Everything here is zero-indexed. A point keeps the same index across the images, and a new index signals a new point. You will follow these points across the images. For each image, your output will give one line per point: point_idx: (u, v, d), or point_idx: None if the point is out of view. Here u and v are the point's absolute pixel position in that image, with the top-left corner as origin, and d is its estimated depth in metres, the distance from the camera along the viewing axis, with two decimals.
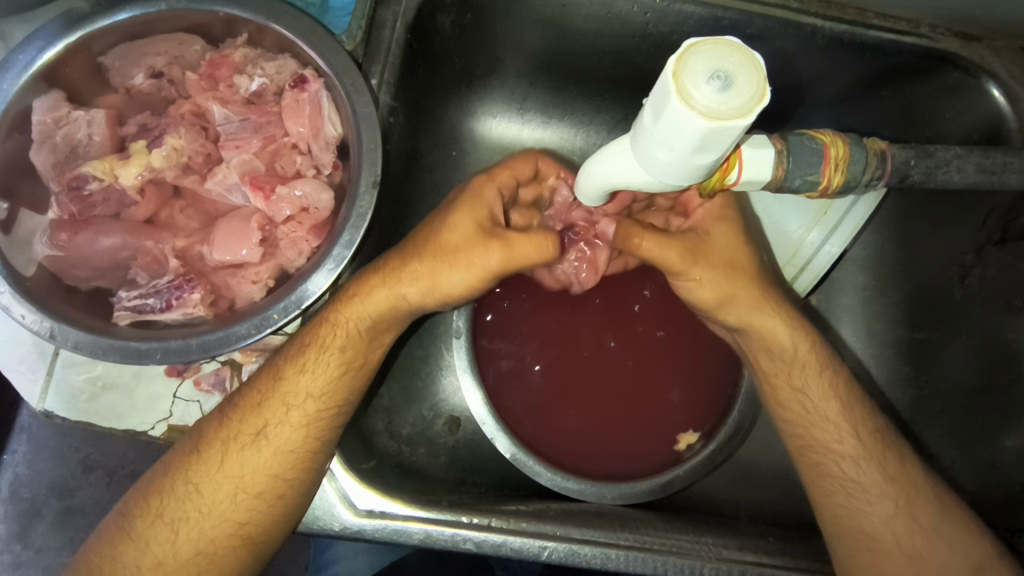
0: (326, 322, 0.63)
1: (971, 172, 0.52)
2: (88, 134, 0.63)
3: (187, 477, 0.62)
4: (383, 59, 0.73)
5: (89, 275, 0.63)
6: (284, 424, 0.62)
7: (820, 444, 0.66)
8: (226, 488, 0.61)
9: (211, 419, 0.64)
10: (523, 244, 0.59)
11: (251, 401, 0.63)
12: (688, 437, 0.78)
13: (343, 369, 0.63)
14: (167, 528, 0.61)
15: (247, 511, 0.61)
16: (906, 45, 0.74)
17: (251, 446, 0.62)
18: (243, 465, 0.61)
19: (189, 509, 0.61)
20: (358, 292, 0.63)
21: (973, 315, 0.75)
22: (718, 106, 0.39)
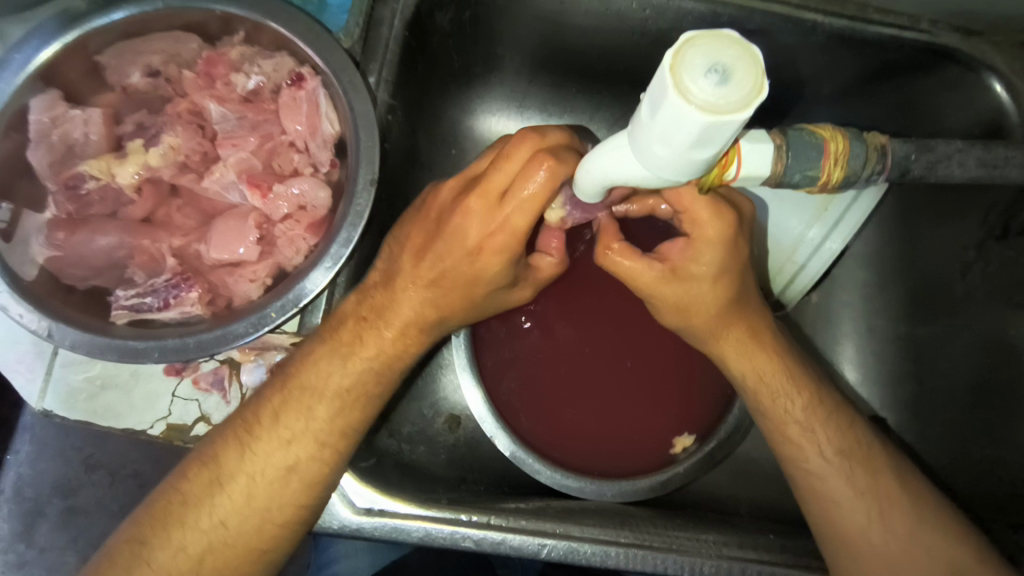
0: (355, 354, 0.62)
1: (972, 166, 0.52)
2: (85, 133, 0.63)
3: (211, 510, 0.59)
4: (381, 57, 0.73)
5: (85, 274, 0.62)
6: (314, 458, 0.60)
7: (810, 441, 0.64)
8: (252, 518, 0.60)
9: (231, 451, 0.60)
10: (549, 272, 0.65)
11: (279, 435, 0.60)
12: (683, 440, 0.78)
13: (371, 394, 0.63)
14: (190, 561, 0.58)
15: (273, 538, 0.60)
16: (906, 41, 0.74)
17: (281, 480, 0.60)
18: (271, 498, 0.60)
19: (213, 541, 0.59)
20: (387, 321, 0.62)
21: (976, 309, 0.75)
22: (716, 100, 0.38)
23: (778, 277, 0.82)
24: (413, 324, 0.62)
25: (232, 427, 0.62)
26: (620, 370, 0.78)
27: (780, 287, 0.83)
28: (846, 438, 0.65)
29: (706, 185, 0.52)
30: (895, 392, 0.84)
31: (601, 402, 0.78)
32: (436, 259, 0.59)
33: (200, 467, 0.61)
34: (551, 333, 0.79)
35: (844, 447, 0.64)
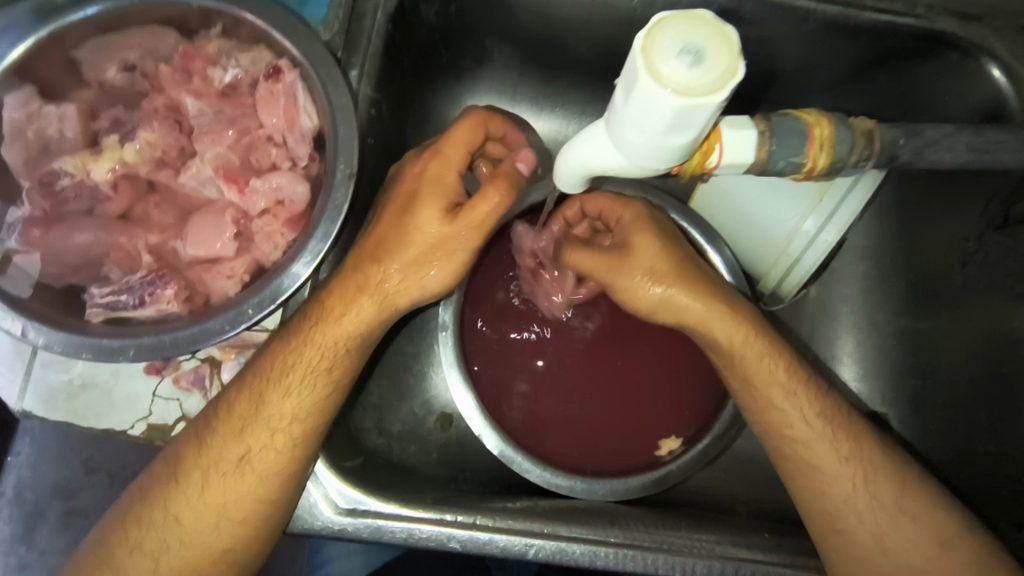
0: (307, 338, 0.60)
1: (963, 151, 0.50)
2: (60, 129, 0.62)
3: (166, 506, 0.60)
4: (364, 50, 0.71)
5: (61, 272, 0.62)
6: (265, 448, 0.60)
7: (798, 433, 0.64)
8: (207, 514, 0.60)
9: (186, 446, 0.61)
10: (483, 206, 0.58)
11: (231, 425, 0.61)
12: (669, 442, 0.76)
13: (326, 382, 0.62)
14: (148, 557, 0.60)
15: (232, 536, 0.61)
16: (902, 27, 0.71)
17: (233, 473, 0.60)
18: (225, 491, 0.60)
19: (169, 538, 0.60)
20: (339, 306, 0.60)
21: (974, 300, 0.73)
22: (689, 82, 0.37)
23: (773, 271, 0.82)
24: (364, 297, 0.60)
25: (193, 422, 0.63)
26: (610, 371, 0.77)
27: (776, 280, 0.82)
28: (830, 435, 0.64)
29: (688, 175, 0.51)
30: (896, 387, 0.82)
31: (592, 405, 0.77)
32: (377, 237, 0.61)
33: (162, 464, 0.62)
34: (536, 335, 0.78)
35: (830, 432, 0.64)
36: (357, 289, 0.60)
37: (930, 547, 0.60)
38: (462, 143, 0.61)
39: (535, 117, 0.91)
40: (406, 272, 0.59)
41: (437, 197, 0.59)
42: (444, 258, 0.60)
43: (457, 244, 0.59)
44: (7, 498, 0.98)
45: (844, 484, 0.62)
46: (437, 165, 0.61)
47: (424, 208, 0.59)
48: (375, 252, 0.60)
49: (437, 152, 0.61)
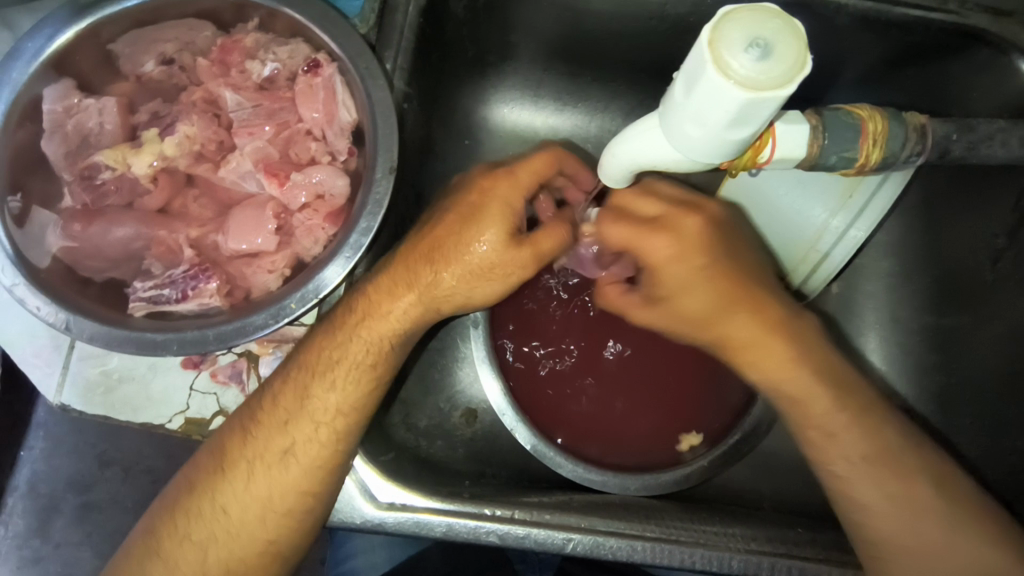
0: (353, 333, 0.61)
1: (1016, 145, 0.50)
2: (100, 122, 0.62)
3: (213, 497, 0.60)
4: (397, 44, 0.71)
5: (103, 266, 0.62)
6: (310, 440, 0.60)
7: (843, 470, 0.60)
8: (253, 506, 0.60)
9: (233, 437, 0.61)
10: (546, 239, 0.61)
11: (276, 417, 0.61)
12: (690, 439, 0.76)
13: (370, 377, 0.61)
14: (195, 548, 0.59)
15: (278, 529, 0.60)
16: (934, 22, 0.70)
17: (278, 465, 0.60)
18: (270, 484, 0.60)
19: (217, 530, 0.59)
20: (386, 299, 0.61)
21: (1003, 299, 0.72)
22: (757, 76, 0.37)
23: (800, 266, 0.81)
24: (412, 292, 0.61)
25: (239, 415, 0.62)
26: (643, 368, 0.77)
27: (803, 276, 0.81)
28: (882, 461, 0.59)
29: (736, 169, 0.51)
30: (920, 384, 0.81)
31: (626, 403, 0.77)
32: (431, 235, 0.61)
33: (209, 456, 0.62)
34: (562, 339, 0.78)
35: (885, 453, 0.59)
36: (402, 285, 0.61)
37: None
38: (534, 179, 0.62)
39: (557, 113, 0.91)
40: (461, 279, 0.60)
41: (503, 215, 0.60)
42: (497, 273, 0.60)
43: (514, 266, 0.60)
44: (21, 491, 0.99)
45: (883, 503, 0.59)
46: (506, 186, 0.61)
47: (484, 219, 0.59)
48: (427, 255, 0.61)
49: (507, 174, 0.61)
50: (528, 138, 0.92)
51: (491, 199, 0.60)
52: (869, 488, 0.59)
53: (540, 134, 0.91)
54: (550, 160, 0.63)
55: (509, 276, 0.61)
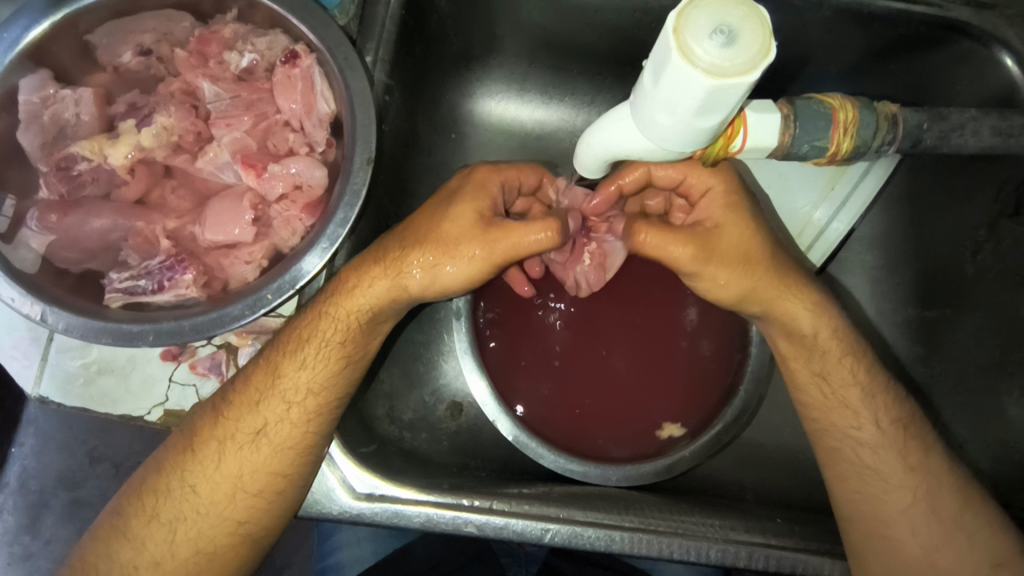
0: (323, 313, 0.62)
1: (987, 135, 0.50)
2: (76, 113, 0.62)
3: (184, 476, 0.61)
4: (378, 36, 0.71)
5: (79, 257, 0.62)
6: (281, 420, 0.62)
7: (865, 436, 0.65)
8: (225, 486, 0.61)
9: (205, 420, 0.63)
10: (523, 231, 0.59)
11: (248, 400, 0.62)
12: (673, 429, 0.77)
13: (339, 355, 0.62)
14: (165, 528, 0.61)
15: (246, 509, 0.61)
16: (915, 15, 0.69)
17: (251, 445, 0.62)
18: (242, 463, 0.61)
19: (187, 509, 0.61)
20: (354, 279, 0.62)
21: (985, 291, 0.72)
22: (722, 62, 0.37)
23: None
24: (381, 272, 0.62)
25: (215, 397, 0.64)
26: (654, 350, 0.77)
27: None
28: (892, 434, 0.65)
29: (710, 158, 0.51)
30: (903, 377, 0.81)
31: (628, 382, 0.77)
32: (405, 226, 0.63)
33: (180, 437, 0.63)
34: (543, 327, 0.78)
35: (893, 440, 0.65)
36: (378, 271, 0.62)
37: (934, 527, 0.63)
38: (516, 178, 0.65)
39: (543, 106, 0.91)
40: (427, 270, 0.60)
41: (477, 200, 0.61)
42: (463, 253, 0.59)
43: (475, 246, 0.59)
44: (11, 488, 0.98)
45: (875, 458, 0.65)
46: (485, 170, 0.63)
47: (463, 205, 0.61)
48: (405, 244, 0.62)
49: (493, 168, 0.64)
50: (513, 132, 0.92)
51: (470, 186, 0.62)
52: (867, 443, 0.65)
53: (526, 127, 0.91)
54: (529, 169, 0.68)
55: (475, 259, 0.59)
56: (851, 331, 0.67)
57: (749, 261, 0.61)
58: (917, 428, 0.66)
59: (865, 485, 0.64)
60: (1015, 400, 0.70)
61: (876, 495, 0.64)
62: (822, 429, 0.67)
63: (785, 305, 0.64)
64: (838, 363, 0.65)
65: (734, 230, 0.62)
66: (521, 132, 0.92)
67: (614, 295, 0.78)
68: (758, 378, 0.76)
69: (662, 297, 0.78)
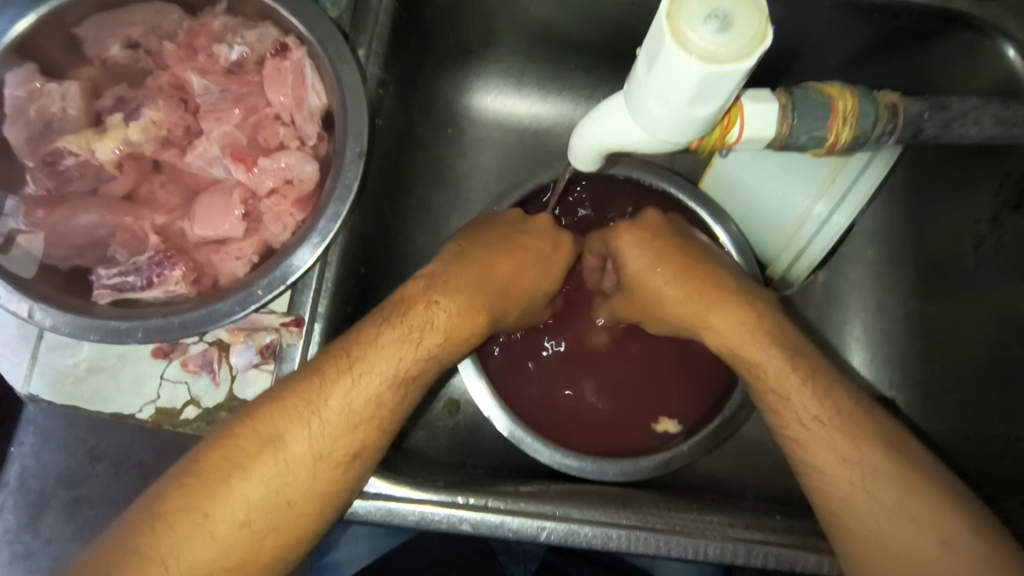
0: (409, 335, 0.59)
1: (988, 124, 0.49)
2: (63, 107, 0.61)
3: (271, 493, 0.54)
4: (371, 29, 0.70)
5: (67, 253, 0.61)
6: (380, 445, 0.58)
7: (798, 432, 0.58)
8: (309, 501, 0.55)
9: (293, 429, 0.55)
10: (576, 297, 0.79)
11: (346, 419, 0.56)
12: (667, 425, 0.76)
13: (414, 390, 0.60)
14: (238, 527, 0.53)
15: (319, 523, 0.56)
16: (917, 5, 0.68)
17: (343, 465, 0.56)
18: (329, 482, 0.56)
19: (264, 527, 0.54)
20: (438, 295, 0.61)
21: (987, 284, 0.71)
22: (717, 49, 0.36)
23: (783, 253, 0.80)
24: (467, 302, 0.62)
25: (294, 401, 0.56)
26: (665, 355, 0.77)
27: (786, 262, 0.80)
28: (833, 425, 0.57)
29: (706, 150, 0.50)
30: (904, 371, 0.80)
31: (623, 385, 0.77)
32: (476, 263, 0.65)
33: (252, 437, 0.55)
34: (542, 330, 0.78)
35: (846, 421, 0.58)
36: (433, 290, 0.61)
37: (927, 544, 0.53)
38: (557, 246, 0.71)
39: (541, 101, 0.90)
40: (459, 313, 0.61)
41: (553, 277, 0.70)
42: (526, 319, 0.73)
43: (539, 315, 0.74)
44: (10, 487, 0.95)
45: (829, 459, 0.57)
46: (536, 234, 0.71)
47: (543, 278, 0.69)
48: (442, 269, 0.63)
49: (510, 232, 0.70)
50: (511, 127, 0.91)
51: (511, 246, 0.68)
52: (840, 448, 0.56)
53: (524, 122, 0.90)
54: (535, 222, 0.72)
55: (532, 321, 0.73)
56: None
57: (654, 309, 0.68)
58: (855, 403, 0.59)
59: (821, 478, 0.57)
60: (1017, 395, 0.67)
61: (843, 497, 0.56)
62: (773, 419, 0.60)
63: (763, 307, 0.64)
64: (762, 355, 0.61)
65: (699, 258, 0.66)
66: (520, 127, 0.91)
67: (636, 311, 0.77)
68: None
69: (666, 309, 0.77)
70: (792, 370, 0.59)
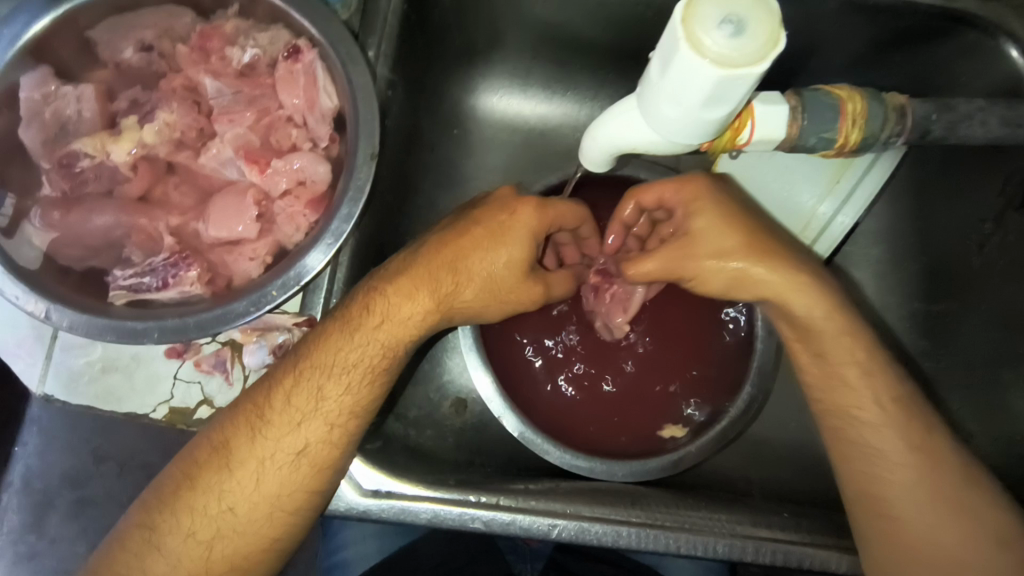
0: (363, 330, 0.60)
1: (995, 125, 0.50)
2: (78, 110, 0.62)
3: (221, 497, 0.59)
4: (380, 31, 0.70)
5: (83, 254, 0.61)
6: (322, 441, 0.59)
7: (863, 416, 0.61)
8: (262, 504, 0.60)
9: (240, 435, 0.60)
10: (558, 280, 0.68)
11: (289, 417, 0.60)
12: (672, 429, 0.76)
13: (380, 380, 0.62)
14: (200, 546, 0.59)
15: (281, 526, 0.60)
16: (922, 7, 0.68)
17: (292, 464, 0.59)
18: (279, 482, 0.60)
19: (222, 528, 0.59)
20: (400, 301, 0.61)
21: (990, 284, 0.72)
22: (730, 53, 0.37)
23: None
24: (428, 297, 0.61)
25: (243, 411, 0.61)
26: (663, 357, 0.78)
27: None
28: (892, 411, 0.61)
29: (717, 152, 0.51)
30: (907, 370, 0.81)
31: (633, 384, 0.78)
32: (455, 245, 0.62)
33: (208, 450, 0.60)
34: (551, 331, 0.78)
35: (897, 420, 0.61)
36: (411, 284, 0.61)
37: (954, 523, 0.59)
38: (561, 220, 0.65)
39: (547, 102, 0.90)
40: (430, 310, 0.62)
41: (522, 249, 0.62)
42: (502, 293, 0.63)
43: (522, 297, 0.64)
44: (16, 487, 0.96)
45: (889, 446, 0.60)
46: (528, 211, 0.62)
47: (506, 248, 0.62)
48: (421, 257, 0.62)
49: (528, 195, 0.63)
50: (517, 128, 0.91)
51: (505, 227, 0.62)
52: (881, 432, 0.61)
53: (530, 123, 0.91)
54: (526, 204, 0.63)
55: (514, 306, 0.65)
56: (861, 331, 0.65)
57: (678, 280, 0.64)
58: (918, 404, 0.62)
59: (866, 462, 0.61)
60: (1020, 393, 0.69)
61: (884, 481, 0.60)
62: (822, 407, 0.63)
63: (786, 290, 0.61)
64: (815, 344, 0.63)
65: (704, 233, 0.62)
66: (525, 128, 0.91)
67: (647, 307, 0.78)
68: (763, 371, 0.75)
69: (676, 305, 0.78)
70: (855, 360, 0.62)
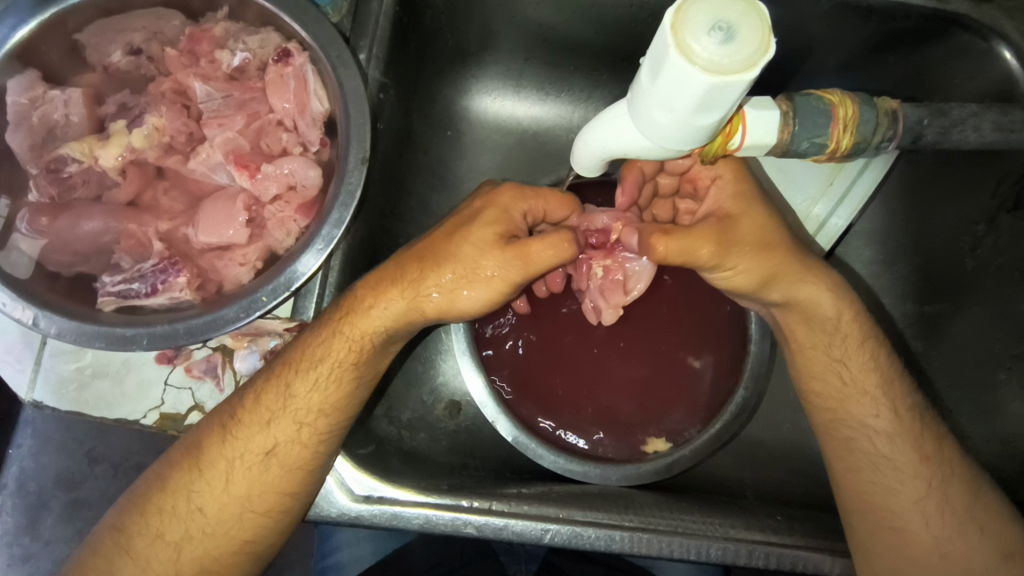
0: (334, 330, 0.60)
1: (988, 130, 0.50)
2: (66, 114, 0.62)
3: (190, 496, 0.60)
4: (371, 33, 0.70)
5: (71, 259, 0.61)
6: (292, 441, 0.60)
7: (878, 425, 0.64)
8: (230, 506, 0.60)
9: (212, 438, 0.61)
10: (538, 246, 0.57)
11: (258, 417, 0.61)
12: (653, 441, 0.75)
13: (350, 376, 0.62)
14: (168, 548, 0.60)
15: (253, 528, 0.61)
16: (913, 9, 0.68)
17: (259, 463, 0.61)
18: (248, 482, 0.61)
19: (192, 529, 0.60)
20: (370, 297, 0.60)
21: (985, 285, 0.71)
22: (720, 60, 0.36)
23: None
24: (397, 292, 0.60)
25: (221, 411, 0.62)
26: (655, 353, 0.76)
27: None
28: (905, 422, 0.64)
29: (709, 155, 0.51)
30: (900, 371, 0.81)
31: (628, 386, 0.76)
32: (427, 241, 0.61)
33: (182, 452, 0.62)
34: (543, 332, 0.77)
35: (911, 430, 0.64)
36: (390, 288, 0.60)
37: (947, 523, 0.63)
38: (542, 208, 0.62)
39: (541, 103, 0.90)
40: (397, 313, 0.60)
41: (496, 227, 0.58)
42: (478, 275, 0.58)
43: (495, 266, 0.58)
44: (9, 489, 0.94)
45: (898, 456, 0.64)
46: (507, 196, 0.60)
47: (475, 227, 0.59)
48: (401, 261, 0.61)
49: (514, 187, 0.61)
50: (510, 129, 0.91)
51: (488, 207, 0.60)
52: (892, 437, 0.64)
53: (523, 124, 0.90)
54: (513, 193, 0.60)
55: (490, 283, 0.58)
56: (852, 333, 0.65)
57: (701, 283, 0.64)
58: (931, 418, 0.65)
59: (874, 468, 0.64)
60: (1014, 394, 0.69)
61: (888, 486, 0.64)
62: (831, 419, 0.66)
63: (799, 289, 0.62)
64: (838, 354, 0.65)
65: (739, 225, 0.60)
66: (518, 129, 0.91)
67: (643, 306, 0.77)
68: (757, 373, 0.75)
69: (670, 303, 0.77)
70: (871, 373, 0.65)
